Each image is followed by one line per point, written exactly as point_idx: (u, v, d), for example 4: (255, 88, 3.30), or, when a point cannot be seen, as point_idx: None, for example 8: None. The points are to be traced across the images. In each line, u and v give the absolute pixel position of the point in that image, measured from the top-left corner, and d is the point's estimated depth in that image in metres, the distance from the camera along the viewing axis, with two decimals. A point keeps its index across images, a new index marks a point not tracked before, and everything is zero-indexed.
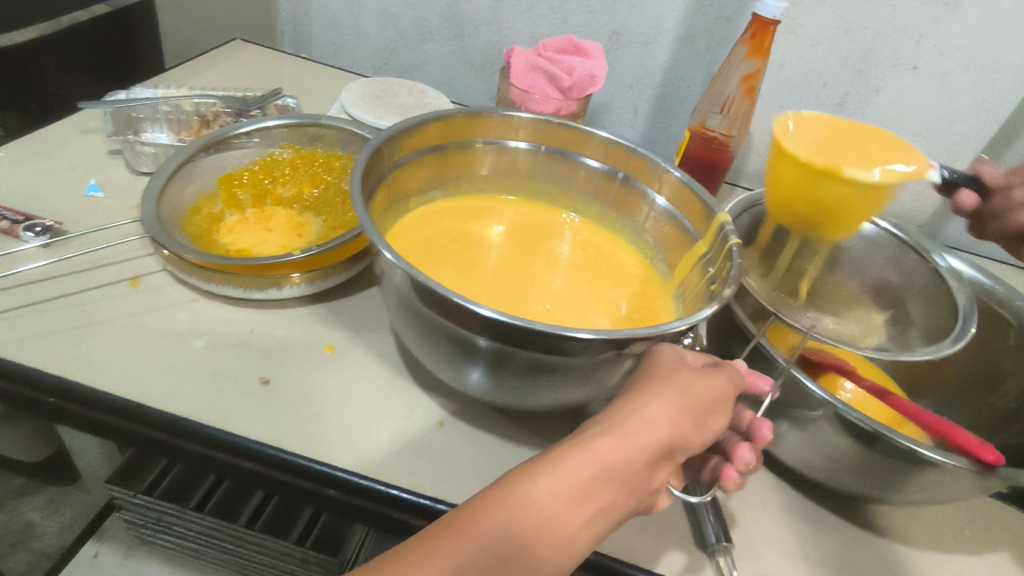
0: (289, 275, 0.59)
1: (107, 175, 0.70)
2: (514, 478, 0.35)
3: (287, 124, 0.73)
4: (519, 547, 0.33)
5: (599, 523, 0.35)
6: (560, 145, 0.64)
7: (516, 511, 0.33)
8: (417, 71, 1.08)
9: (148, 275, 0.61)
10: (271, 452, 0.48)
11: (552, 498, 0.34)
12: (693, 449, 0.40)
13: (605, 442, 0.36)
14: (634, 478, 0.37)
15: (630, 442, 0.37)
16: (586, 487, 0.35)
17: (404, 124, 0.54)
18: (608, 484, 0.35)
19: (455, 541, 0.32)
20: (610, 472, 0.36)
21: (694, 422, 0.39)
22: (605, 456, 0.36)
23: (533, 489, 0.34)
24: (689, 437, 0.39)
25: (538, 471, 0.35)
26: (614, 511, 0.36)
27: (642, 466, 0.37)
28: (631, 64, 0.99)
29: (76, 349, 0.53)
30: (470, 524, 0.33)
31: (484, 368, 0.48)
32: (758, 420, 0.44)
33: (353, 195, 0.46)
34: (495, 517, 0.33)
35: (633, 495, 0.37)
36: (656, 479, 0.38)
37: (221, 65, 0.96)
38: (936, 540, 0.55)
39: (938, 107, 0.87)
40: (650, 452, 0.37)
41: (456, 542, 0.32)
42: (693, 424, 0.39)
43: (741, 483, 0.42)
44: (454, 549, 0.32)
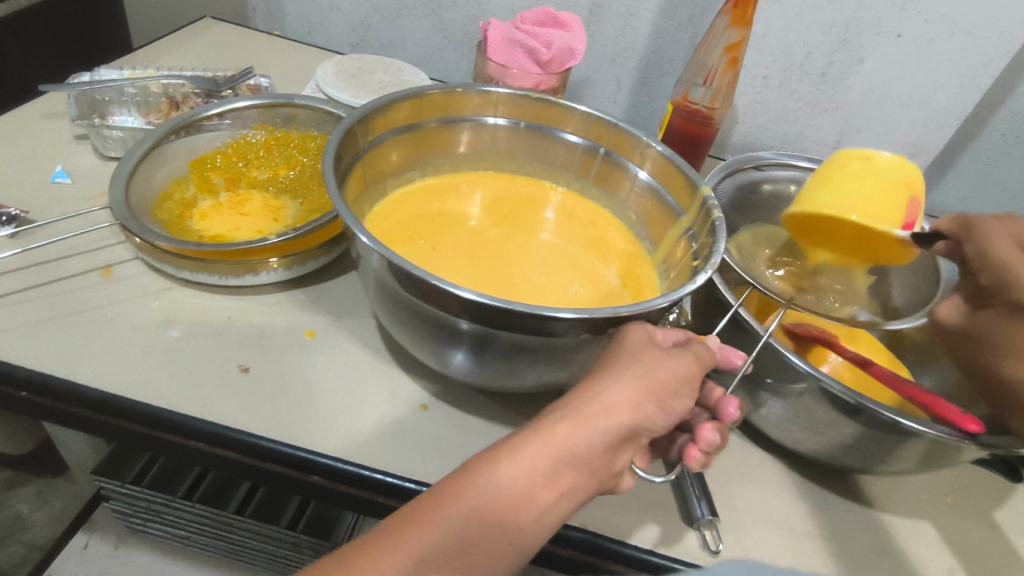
0: (266, 260, 0.58)
1: (74, 161, 0.68)
2: (473, 465, 0.34)
3: (259, 105, 0.71)
4: (479, 535, 0.32)
5: (560, 507, 0.35)
6: (538, 121, 0.62)
7: (475, 499, 0.32)
8: (395, 48, 1.05)
9: (119, 264, 0.60)
10: (250, 441, 0.47)
11: (511, 485, 0.33)
12: (658, 431, 0.38)
13: (565, 427, 0.35)
14: (596, 461, 0.35)
15: (591, 426, 0.35)
16: (546, 473, 0.34)
17: (377, 102, 0.52)
18: (568, 469, 0.34)
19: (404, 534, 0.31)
20: (570, 457, 0.34)
21: (659, 404, 0.37)
22: (565, 440, 0.34)
23: (490, 477, 0.33)
24: (654, 420, 0.37)
25: (496, 458, 0.34)
26: (574, 496, 0.35)
27: (603, 450, 0.36)
28: (612, 36, 0.97)
29: (48, 341, 0.51)
30: (421, 515, 0.32)
31: (466, 350, 0.48)
32: (724, 397, 0.42)
33: (326, 177, 0.45)
34: (454, 506, 0.32)
35: (594, 478, 0.36)
36: (618, 460, 0.37)
37: (191, 44, 0.94)
38: (918, 509, 0.56)
39: (922, 76, 0.86)
40: (611, 435, 0.35)
41: (413, 533, 0.31)
42: (656, 406, 0.37)
43: (704, 462, 0.41)
44: (412, 540, 0.31)
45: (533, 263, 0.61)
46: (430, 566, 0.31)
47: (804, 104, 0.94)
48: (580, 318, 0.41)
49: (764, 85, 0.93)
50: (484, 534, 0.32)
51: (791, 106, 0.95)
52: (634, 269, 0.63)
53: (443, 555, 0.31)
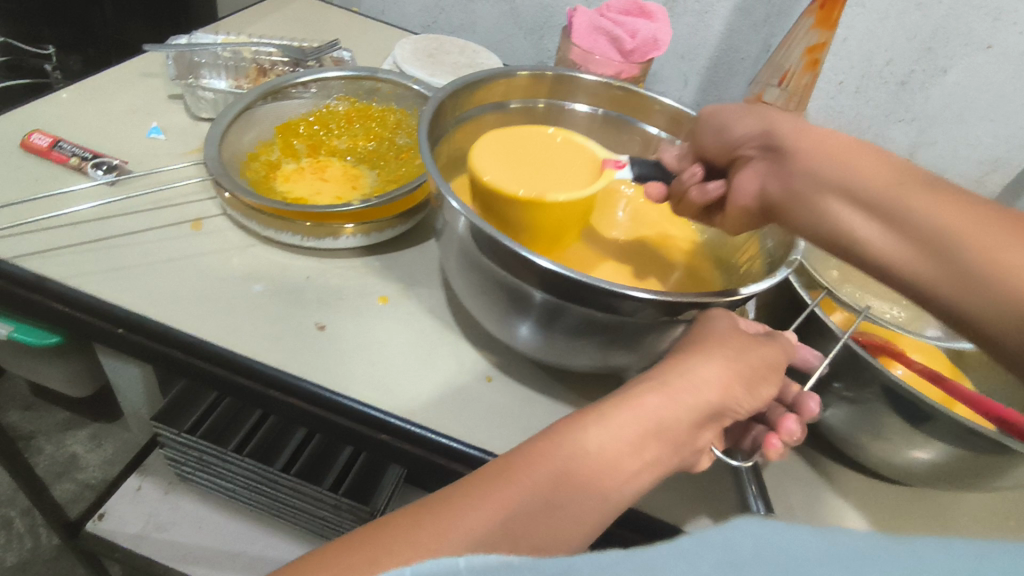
0: (345, 225, 0.60)
1: (168, 119, 0.72)
2: (562, 427, 0.34)
3: (345, 77, 0.73)
4: (569, 495, 0.32)
5: (644, 477, 0.35)
6: (620, 110, 0.63)
7: (567, 459, 0.33)
8: (467, 31, 1.07)
9: (209, 218, 0.63)
10: (327, 394, 0.50)
11: (603, 448, 0.34)
12: (741, 413, 0.40)
13: (655, 399, 0.36)
14: (681, 435, 0.37)
15: (680, 400, 0.37)
16: (636, 441, 0.35)
17: (469, 78, 0.54)
18: (656, 438, 0.35)
19: (511, 482, 0.31)
20: (659, 427, 0.35)
21: (745, 387, 0.39)
22: (654, 412, 0.36)
23: (588, 437, 0.34)
24: (739, 402, 0.39)
25: (587, 421, 0.34)
26: (662, 466, 0.36)
27: (688, 425, 0.37)
28: (686, 33, 0.97)
29: (145, 284, 0.55)
30: (525, 468, 0.32)
31: (537, 324, 0.49)
32: (806, 392, 0.42)
33: (421, 146, 0.47)
34: (546, 464, 0.32)
35: (678, 452, 0.37)
36: (700, 438, 0.38)
37: (273, 15, 0.96)
38: (978, 525, 0.55)
39: (1009, 90, 0.84)
40: (698, 411, 0.37)
41: (508, 486, 0.31)
42: (744, 389, 0.39)
43: (783, 453, 0.41)
44: (505, 494, 0.31)
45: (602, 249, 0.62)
46: (523, 520, 0.31)
47: (879, 113, 0.92)
48: (660, 301, 0.42)
49: (839, 91, 0.92)
50: (575, 494, 0.32)
51: (866, 113, 0.93)
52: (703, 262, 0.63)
53: (536, 510, 0.31)
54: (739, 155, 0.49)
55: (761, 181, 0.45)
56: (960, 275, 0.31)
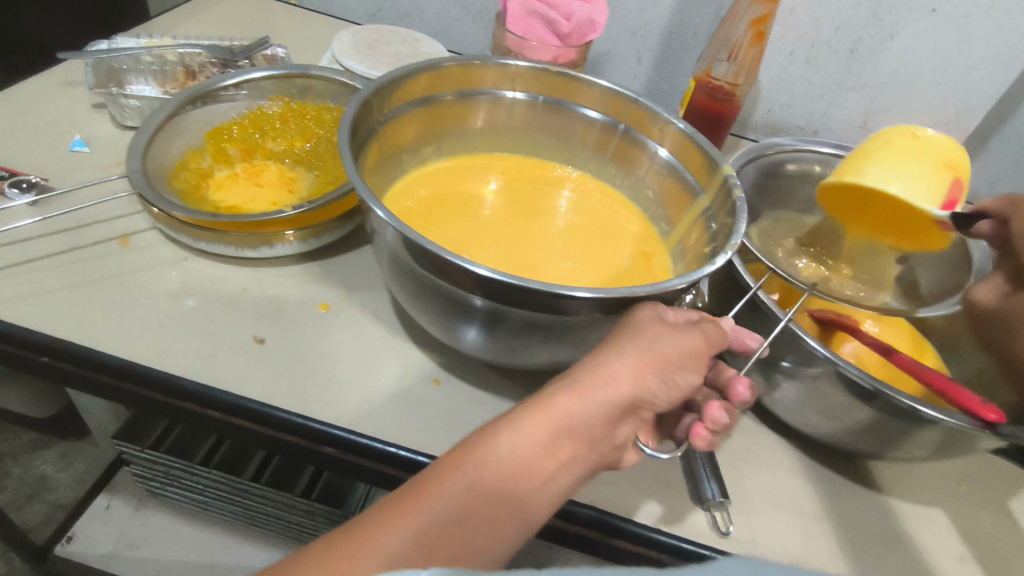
0: (282, 232, 0.58)
1: (92, 130, 0.68)
2: (474, 437, 0.33)
3: (275, 76, 0.70)
4: (480, 504, 0.31)
5: (559, 479, 0.34)
6: (557, 96, 0.61)
7: (477, 469, 0.32)
8: (413, 19, 1.04)
9: (137, 233, 0.60)
10: (264, 411, 0.48)
11: (513, 456, 0.32)
12: (661, 405, 0.37)
13: (564, 398, 0.34)
14: (596, 433, 0.35)
15: (591, 397, 0.35)
16: (545, 444, 0.33)
17: (393, 74, 0.52)
18: (567, 439, 0.34)
19: (414, 502, 0.31)
20: (570, 427, 0.34)
21: (660, 379, 0.36)
22: (564, 412, 0.34)
23: (492, 447, 0.32)
24: (656, 394, 0.36)
25: (497, 429, 0.33)
26: (577, 466, 0.35)
27: (603, 422, 0.35)
28: (633, 10, 0.95)
29: (69, 308, 0.52)
30: (431, 484, 0.31)
31: (477, 327, 0.48)
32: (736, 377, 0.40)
33: (342, 150, 0.45)
34: (456, 477, 0.31)
35: (594, 450, 0.35)
36: (618, 433, 0.36)
37: (206, 13, 0.93)
38: (930, 495, 0.56)
39: (955, 53, 0.84)
40: (611, 407, 0.35)
41: (416, 503, 0.30)
42: (659, 381, 0.36)
43: (711, 442, 0.39)
44: (414, 510, 0.30)
45: (542, 244, 0.61)
46: (433, 535, 0.30)
47: (829, 82, 0.91)
48: (594, 298, 0.41)
49: (790, 62, 0.91)
50: (487, 504, 0.31)
51: (817, 84, 0.92)
52: (649, 251, 0.63)
53: (446, 524, 0.30)
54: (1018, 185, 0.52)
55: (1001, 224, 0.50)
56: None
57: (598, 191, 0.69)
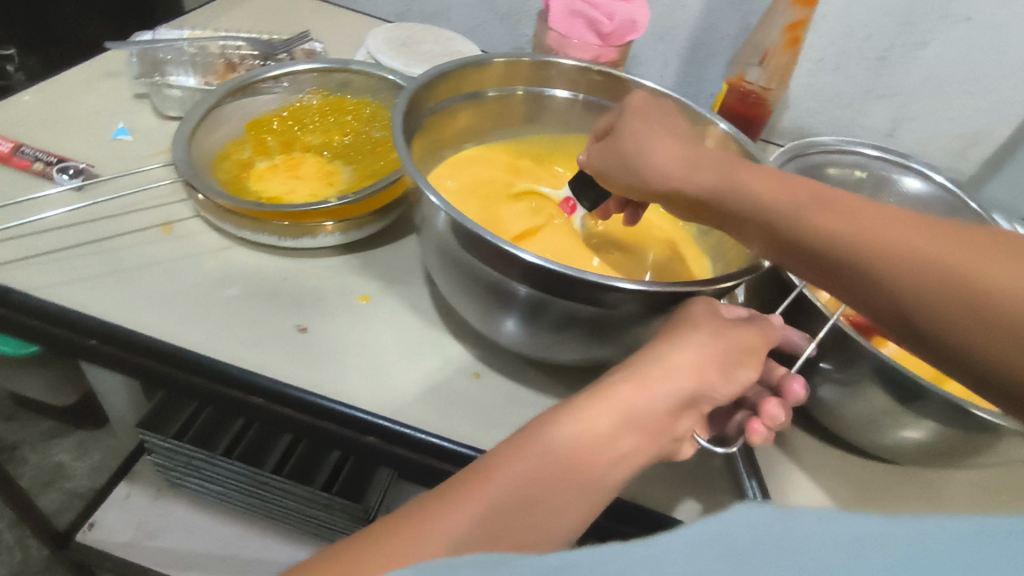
0: (323, 224, 0.58)
1: (134, 119, 0.69)
2: (538, 424, 0.33)
3: (316, 69, 0.71)
4: (546, 490, 0.31)
5: (622, 469, 0.34)
6: (597, 95, 0.62)
7: (543, 454, 0.32)
8: (441, 19, 1.04)
9: (180, 221, 0.61)
10: (309, 399, 0.49)
11: (577, 443, 0.32)
12: (720, 399, 0.37)
13: (626, 388, 0.34)
14: (657, 425, 0.35)
15: (654, 388, 0.35)
16: (609, 432, 0.33)
17: (441, 68, 0.52)
18: (630, 429, 0.34)
19: (483, 484, 0.30)
20: (633, 417, 0.34)
21: (720, 373, 0.37)
22: (626, 403, 0.34)
23: (557, 434, 0.32)
24: (715, 388, 0.36)
25: (560, 416, 0.33)
26: (638, 457, 0.34)
27: (664, 414, 0.35)
28: (664, 13, 0.96)
29: (116, 293, 0.53)
30: (497, 467, 0.31)
31: (520, 319, 0.48)
32: (789, 374, 0.40)
33: (394, 141, 0.45)
34: (522, 461, 0.31)
35: (655, 442, 0.35)
36: (678, 428, 0.37)
37: (240, 8, 0.93)
38: (968, 502, 0.55)
39: (988, 62, 0.84)
40: (672, 399, 0.35)
41: (483, 486, 0.30)
42: (720, 375, 0.36)
43: (768, 437, 0.39)
44: (481, 492, 0.30)
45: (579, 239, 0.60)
46: (500, 518, 0.30)
47: (858, 89, 0.92)
48: (646, 293, 0.41)
49: (819, 68, 0.91)
50: (552, 489, 0.31)
51: (846, 91, 0.92)
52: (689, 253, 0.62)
53: (512, 507, 0.30)
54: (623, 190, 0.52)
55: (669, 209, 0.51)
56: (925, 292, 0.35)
57: None
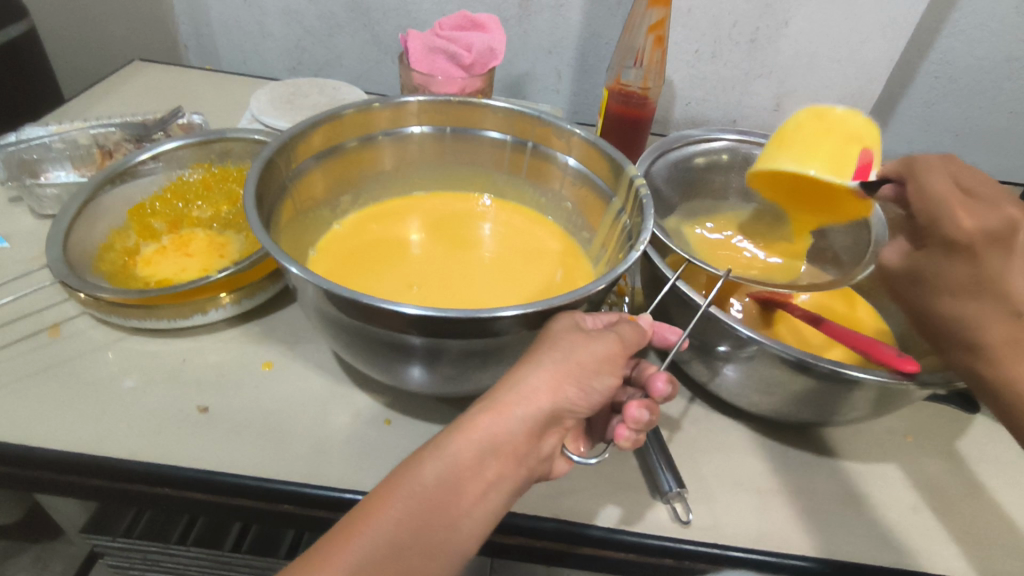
0: (213, 298, 0.58)
1: (11, 224, 0.67)
2: (398, 469, 0.34)
3: (191, 144, 0.71)
4: (408, 538, 0.31)
5: (486, 500, 0.34)
6: (461, 124, 0.62)
7: (403, 502, 0.32)
8: (334, 66, 1.05)
9: (66, 321, 0.59)
10: (212, 480, 0.48)
11: (435, 485, 0.33)
12: (582, 411, 0.38)
13: (486, 419, 0.35)
14: (520, 449, 0.35)
15: (515, 414, 0.35)
16: (469, 467, 0.34)
17: (295, 129, 0.52)
18: (492, 458, 0.34)
19: (344, 544, 0.31)
20: (493, 447, 0.34)
21: (581, 386, 0.37)
22: (486, 433, 0.35)
23: (416, 478, 0.33)
24: (575, 402, 0.37)
25: (420, 459, 0.34)
26: (506, 483, 0.35)
27: (526, 436, 0.36)
28: (545, 29, 0.98)
29: (1, 408, 0.51)
30: (358, 525, 0.31)
31: (415, 363, 0.48)
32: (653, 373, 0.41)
33: (249, 212, 0.45)
34: (382, 513, 0.32)
35: (521, 465, 0.36)
36: (544, 445, 0.37)
37: (120, 91, 0.93)
38: (878, 452, 0.58)
39: (847, 29, 0.89)
40: (532, 421, 0.35)
41: (347, 545, 0.30)
42: (579, 389, 0.36)
43: (636, 440, 0.39)
44: (343, 552, 0.30)
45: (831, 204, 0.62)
46: None
47: (738, 72, 0.96)
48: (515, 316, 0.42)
49: (697, 59, 0.95)
50: (416, 535, 0.32)
51: (727, 76, 0.97)
52: (572, 266, 0.65)
53: (377, 562, 0.30)
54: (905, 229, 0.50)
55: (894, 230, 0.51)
56: None
57: (511, 209, 0.71)
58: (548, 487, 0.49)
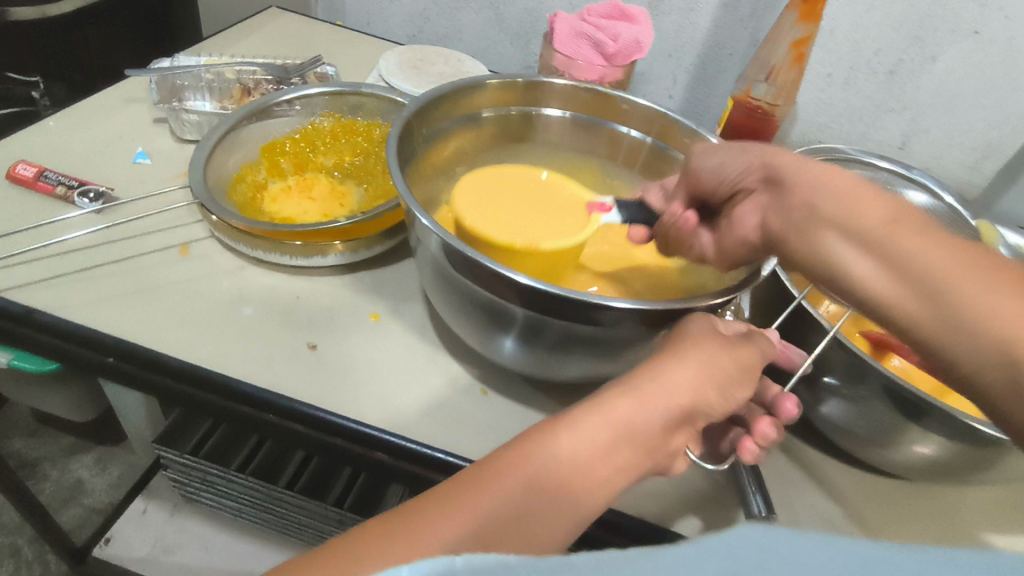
0: (332, 243, 0.59)
1: (153, 143, 0.71)
2: (531, 436, 0.34)
3: (328, 93, 0.73)
4: (537, 502, 0.32)
5: (614, 485, 0.35)
6: (590, 113, 0.63)
7: (536, 469, 0.33)
8: (454, 39, 1.06)
9: (195, 242, 0.62)
10: (317, 414, 0.49)
11: (571, 458, 0.34)
12: (715, 416, 0.39)
13: (627, 404, 0.36)
14: (653, 441, 0.36)
15: (652, 406, 0.36)
16: (605, 447, 0.34)
17: (436, 91, 0.54)
18: (628, 443, 0.35)
19: (477, 494, 0.32)
20: (630, 432, 0.35)
21: (719, 391, 0.38)
22: (623, 418, 0.35)
23: (552, 449, 0.33)
24: (711, 405, 0.38)
25: (558, 429, 0.34)
26: (632, 471, 0.36)
27: (660, 430, 0.36)
28: (672, 31, 0.96)
29: (134, 312, 0.54)
30: (491, 479, 0.32)
31: (521, 338, 0.48)
32: (782, 393, 0.42)
33: (390, 167, 0.47)
34: (514, 474, 0.32)
35: (650, 457, 0.36)
36: (673, 442, 0.38)
37: (256, 34, 0.96)
38: (981, 520, 0.55)
39: (998, 74, 0.83)
40: (669, 416, 0.36)
41: (479, 494, 0.32)
42: (717, 392, 0.38)
43: (758, 455, 0.41)
44: (474, 501, 0.31)
45: None
46: (493, 529, 0.31)
47: (869, 103, 0.91)
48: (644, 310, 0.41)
49: (828, 83, 0.91)
50: (546, 502, 0.32)
51: (855, 105, 0.92)
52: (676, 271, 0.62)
53: (506, 520, 0.31)
54: (739, 189, 0.47)
55: (763, 213, 0.44)
56: (947, 320, 0.33)
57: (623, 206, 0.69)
58: (638, 487, 0.49)
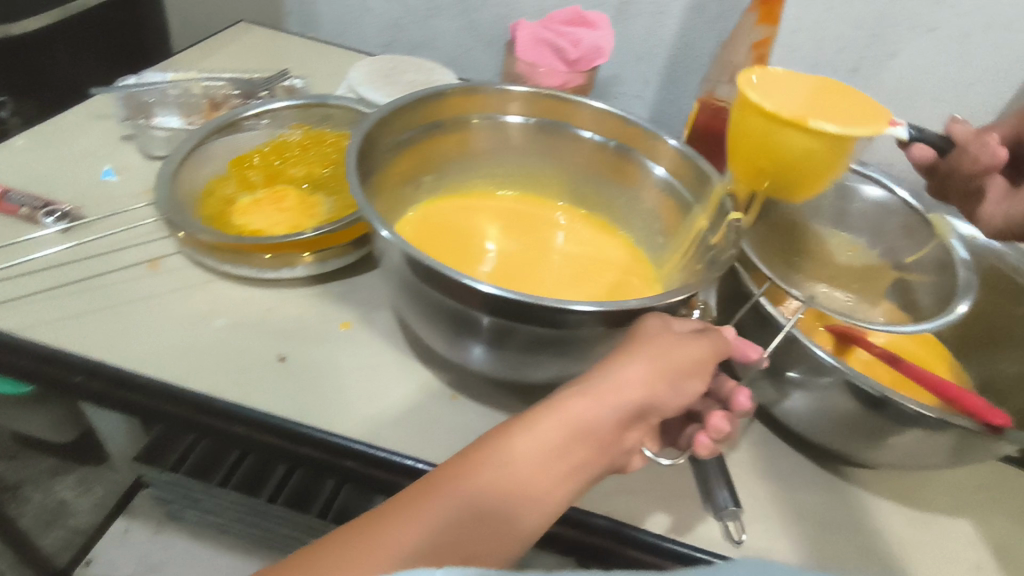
0: (301, 254, 0.60)
1: (121, 160, 0.72)
2: (487, 440, 0.35)
3: (296, 106, 0.74)
4: (493, 505, 0.33)
5: (570, 484, 0.36)
6: (553, 119, 0.64)
7: (491, 473, 0.34)
8: (426, 48, 1.07)
9: (164, 257, 0.63)
10: (286, 425, 0.49)
11: (525, 459, 0.34)
12: (668, 411, 0.40)
13: (580, 404, 0.36)
14: (607, 438, 0.37)
15: (605, 403, 0.37)
16: (558, 447, 0.35)
17: (397, 102, 0.55)
18: (582, 442, 0.36)
19: (433, 500, 0.32)
20: (583, 431, 0.36)
21: (672, 386, 0.39)
22: (576, 417, 0.36)
23: (506, 451, 0.34)
24: (664, 400, 0.39)
25: (512, 432, 0.35)
26: (588, 468, 0.37)
27: (615, 426, 0.37)
28: (640, 35, 0.98)
29: (102, 329, 0.54)
30: (447, 484, 0.33)
31: (486, 343, 0.49)
32: (735, 387, 0.43)
33: (350, 178, 0.47)
34: (469, 478, 0.33)
35: (605, 453, 0.37)
36: (628, 438, 0.39)
37: (226, 48, 0.97)
38: (944, 504, 0.56)
39: (955, 68, 0.85)
40: (622, 414, 0.37)
41: (434, 499, 0.32)
42: (670, 387, 0.39)
43: (713, 449, 0.42)
44: (430, 507, 0.32)
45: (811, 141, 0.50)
46: (450, 534, 0.31)
47: None
48: (601, 311, 0.42)
49: None
50: (502, 504, 0.33)
51: None
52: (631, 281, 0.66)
53: (462, 523, 0.32)
54: None
55: None
56: None
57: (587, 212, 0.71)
58: (606, 485, 0.50)
